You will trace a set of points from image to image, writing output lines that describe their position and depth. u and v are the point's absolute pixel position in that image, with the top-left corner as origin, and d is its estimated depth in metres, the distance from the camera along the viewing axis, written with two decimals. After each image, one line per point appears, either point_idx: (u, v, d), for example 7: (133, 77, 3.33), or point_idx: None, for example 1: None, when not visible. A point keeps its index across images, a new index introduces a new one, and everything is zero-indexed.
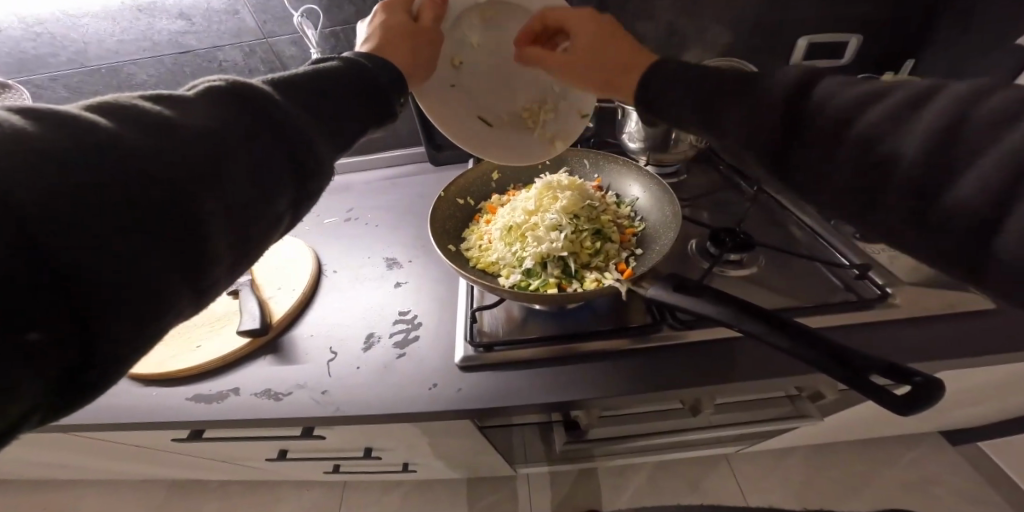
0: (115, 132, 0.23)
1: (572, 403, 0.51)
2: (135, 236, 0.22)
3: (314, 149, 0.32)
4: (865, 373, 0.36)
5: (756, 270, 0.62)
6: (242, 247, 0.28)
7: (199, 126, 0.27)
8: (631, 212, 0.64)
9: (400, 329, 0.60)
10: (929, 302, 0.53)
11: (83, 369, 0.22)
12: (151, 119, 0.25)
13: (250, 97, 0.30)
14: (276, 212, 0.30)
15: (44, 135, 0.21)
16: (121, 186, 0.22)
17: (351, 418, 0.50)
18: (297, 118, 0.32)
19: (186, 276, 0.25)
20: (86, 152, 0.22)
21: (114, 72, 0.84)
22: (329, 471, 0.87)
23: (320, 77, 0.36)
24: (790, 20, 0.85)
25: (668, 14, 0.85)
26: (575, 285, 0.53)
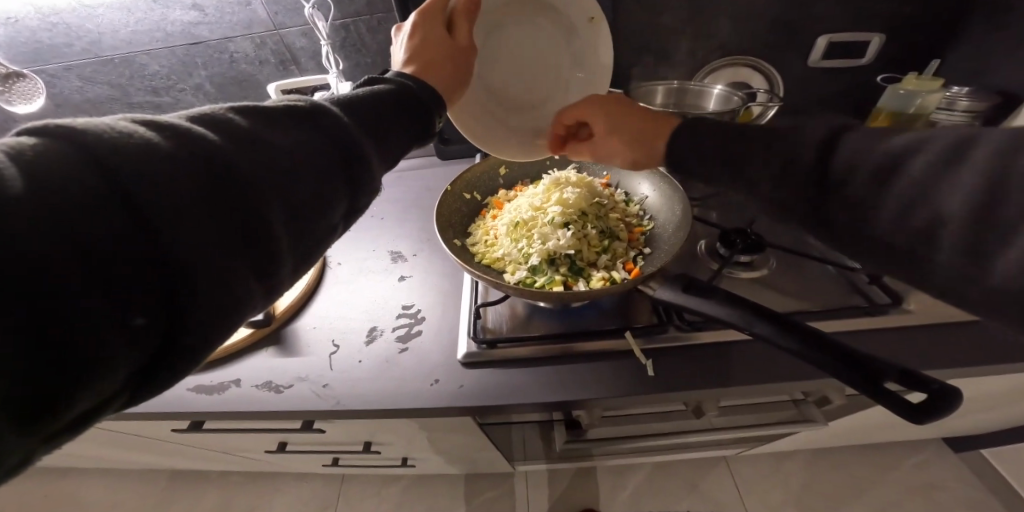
0: (205, 137, 0.24)
1: (574, 403, 0.50)
2: (220, 231, 0.23)
3: (371, 161, 0.33)
4: (879, 379, 0.34)
5: (765, 272, 0.60)
6: (305, 251, 0.29)
7: (274, 135, 0.28)
8: (641, 210, 0.63)
9: (403, 324, 0.60)
10: (946, 309, 0.51)
11: (165, 356, 0.22)
12: (234, 127, 0.26)
13: (316, 112, 0.31)
14: (334, 220, 0.30)
15: (148, 137, 0.22)
16: (208, 183, 0.23)
17: (351, 412, 0.50)
18: (358, 131, 0.32)
19: (257, 275, 0.25)
20: (182, 152, 0.23)
21: (128, 63, 0.85)
22: (329, 464, 0.87)
23: (374, 95, 0.37)
24: (809, 17, 0.83)
25: (683, 10, 0.83)
26: (583, 283, 0.53)
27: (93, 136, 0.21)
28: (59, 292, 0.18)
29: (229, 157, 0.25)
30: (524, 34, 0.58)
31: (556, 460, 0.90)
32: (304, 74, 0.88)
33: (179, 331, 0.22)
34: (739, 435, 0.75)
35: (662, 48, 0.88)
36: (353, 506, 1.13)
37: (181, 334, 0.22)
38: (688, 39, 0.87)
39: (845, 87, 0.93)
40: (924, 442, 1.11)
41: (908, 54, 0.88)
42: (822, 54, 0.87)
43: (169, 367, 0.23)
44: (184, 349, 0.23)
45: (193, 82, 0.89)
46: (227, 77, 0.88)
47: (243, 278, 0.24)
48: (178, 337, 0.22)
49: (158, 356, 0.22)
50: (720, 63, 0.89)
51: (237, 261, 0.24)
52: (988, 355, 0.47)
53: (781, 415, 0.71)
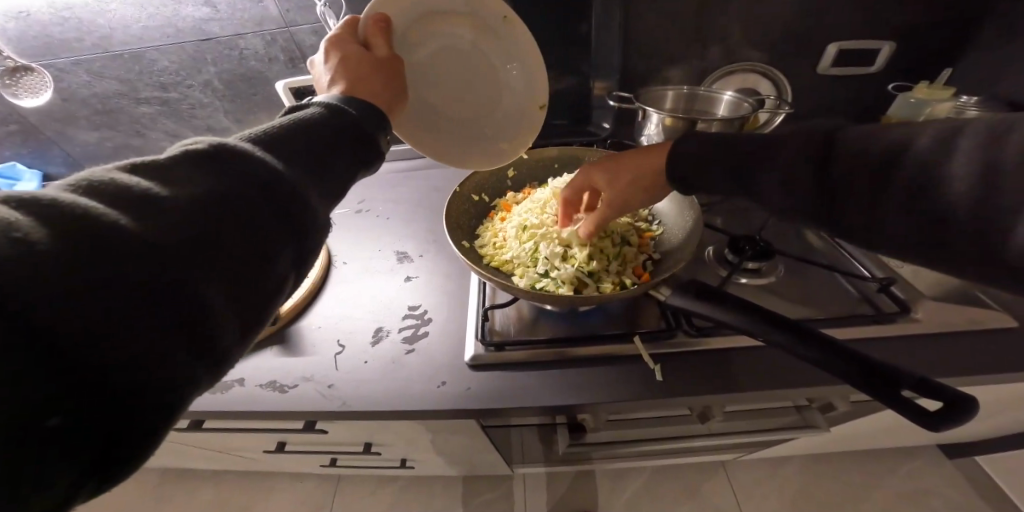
0: (95, 213, 0.21)
1: (582, 406, 0.50)
2: (126, 318, 0.20)
3: (313, 203, 0.30)
4: (897, 385, 0.34)
5: (775, 278, 0.60)
6: (253, 311, 0.26)
7: (190, 194, 0.25)
8: (649, 215, 0.63)
9: (409, 325, 0.60)
10: (956, 318, 0.51)
11: (112, 450, 0.21)
12: (136, 192, 0.23)
13: (238, 158, 0.28)
14: (280, 271, 0.28)
15: (21, 228, 0.19)
16: (103, 267, 0.20)
17: (356, 413, 0.50)
18: (286, 172, 0.29)
19: (193, 350, 0.23)
20: (66, 238, 0.20)
21: (137, 58, 0.85)
22: (327, 464, 0.87)
23: (304, 126, 0.33)
24: (821, 23, 0.83)
25: (695, 14, 0.83)
26: (593, 287, 0.52)
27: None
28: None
29: (127, 230, 0.22)
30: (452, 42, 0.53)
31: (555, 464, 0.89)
32: (313, 71, 0.88)
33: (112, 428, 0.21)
34: (741, 441, 0.75)
35: (673, 51, 0.88)
36: (350, 506, 1.12)
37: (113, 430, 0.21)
38: (698, 43, 0.87)
39: (854, 94, 0.93)
40: (925, 451, 1.10)
41: (919, 62, 0.88)
42: (832, 60, 0.87)
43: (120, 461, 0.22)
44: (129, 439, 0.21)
45: (202, 78, 0.89)
46: (236, 73, 0.89)
47: (170, 361, 0.22)
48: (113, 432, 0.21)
49: (102, 452, 0.21)
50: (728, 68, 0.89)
51: (152, 349, 0.21)
52: (1000, 365, 0.47)
53: (785, 421, 0.71)
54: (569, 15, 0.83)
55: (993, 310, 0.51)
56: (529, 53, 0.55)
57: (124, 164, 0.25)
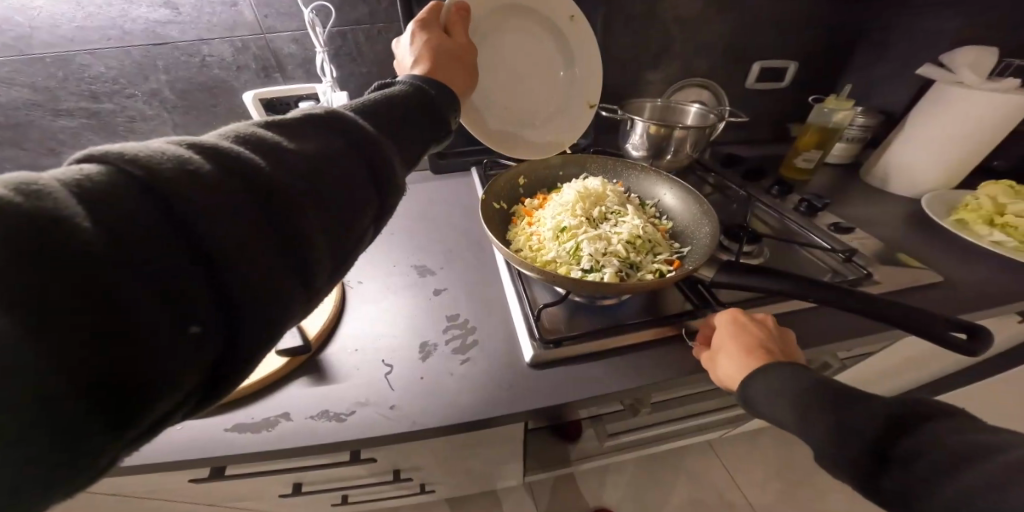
0: (240, 156, 0.28)
1: (643, 388, 0.54)
2: (263, 247, 0.27)
3: (389, 169, 0.37)
4: (930, 324, 0.43)
5: (764, 260, 0.70)
6: (335, 258, 0.33)
7: (299, 150, 0.31)
8: (658, 211, 0.70)
9: (455, 335, 0.59)
10: (901, 277, 0.65)
11: (227, 359, 0.27)
12: (264, 147, 0.30)
13: (338, 122, 0.35)
14: (363, 225, 0.35)
15: (195, 162, 0.26)
16: (247, 202, 0.27)
17: (427, 430, 0.48)
18: (369, 133, 0.36)
19: (295, 276, 0.29)
20: (222, 173, 0.27)
21: (63, 62, 0.71)
22: (338, 505, 0.79)
23: (385, 99, 0.41)
24: (753, 47, 1.01)
25: (658, 37, 0.94)
26: (637, 276, 0.56)
27: (146, 163, 0.24)
28: (125, 318, 0.22)
29: (265, 177, 0.28)
30: (516, 40, 0.62)
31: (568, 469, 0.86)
32: (288, 82, 0.82)
33: (233, 338, 0.27)
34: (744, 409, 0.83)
35: (639, 68, 0.98)
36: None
37: (232, 340, 0.27)
38: (660, 62, 0.98)
39: (775, 106, 1.12)
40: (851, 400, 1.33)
41: (819, 81, 1.11)
42: (757, 77, 1.05)
43: (224, 370, 0.27)
44: (237, 350, 0.27)
45: (148, 87, 0.77)
46: (193, 82, 0.79)
47: (283, 289, 0.28)
48: (229, 344, 0.26)
49: (221, 360, 0.27)
50: (682, 83, 1.02)
51: (275, 273, 0.28)
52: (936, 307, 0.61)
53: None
54: None
55: (923, 269, 0.66)
56: (585, 56, 0.65)
57: (252, 122, 0.32)
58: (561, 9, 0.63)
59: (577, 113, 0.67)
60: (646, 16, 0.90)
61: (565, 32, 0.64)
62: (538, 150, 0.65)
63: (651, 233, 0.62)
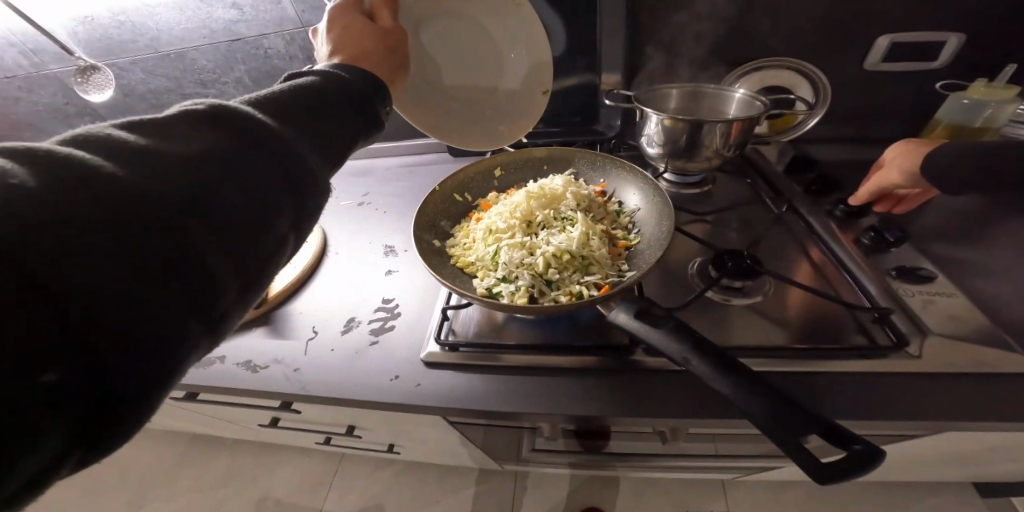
0: (108, 170, 0.24)
1: (523, 415, 0.50)
2: (133, 272, 0.23)
3: (308, 167, 0.33)
4: (805, 430, 0.30)
5: (757, 300, 0.56)
6: (247, 276, 0.28)
7: (182, 150, 0.27)
8: (630, 224, 0.60)
9: (379, 317, 0.63)
10: (952, 360, 0.46)
11: (108, 412, 0.23)
12: (124, 150, 0.25)
13: (231, 117, 0.30)
14: (279, 233, 0.31)
15: (31, 182, 0.21)
16: (104, 225, 0.22)
17: (310, 397, 0.54)
18: (273, 132, 0.32)
19: (194, 305, 0.25)
20: (81, 195, 0.22)
21: (180, 57, 0.93)
22: (323, 441, 0.97)
23: (299, 91, 0.35)
24: (873, 13, 0.71)
25: (716, 9, 0.75)
26: (550, 296, 0.50)
27: None
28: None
29: (130, 187, 0.24)
30: (462, 16, 0.57)
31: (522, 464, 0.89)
32: None
33: (117, 387, 0.22)
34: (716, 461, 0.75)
35: (693, 47, 0.80)
36: (345, 481, 1.22)
37: (117, 390, 0.22)
38: (720, 39, 0.78)
39: (906, 100, 0.80)
40: (949, 486, 1.01)
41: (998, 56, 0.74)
42: (881, 56, 0.75)
43: (112, 418, 0.23)
44: (128, 395, 0.23)
45: (233, 76, 0.95)
46: (262, 71, 0.94)
47: (173, 329, 0.24)
48: (117, 389, 0.22)
49: (97, 414, 0.22)
50: (767, 65, 0.78)
51: (161, 302, 0.24)
52: (990, 413, 0.42)
53: (764, 449, 0.70)
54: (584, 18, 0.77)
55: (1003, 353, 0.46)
56: (535, 40, 0.59)
57: (116, 123, 0.27)
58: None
59: (531, 100, 0.63)
60: None
61: (512, 12, 0.58)
62: (481, 143, 0.64)
63: (592, 249, 0.54)
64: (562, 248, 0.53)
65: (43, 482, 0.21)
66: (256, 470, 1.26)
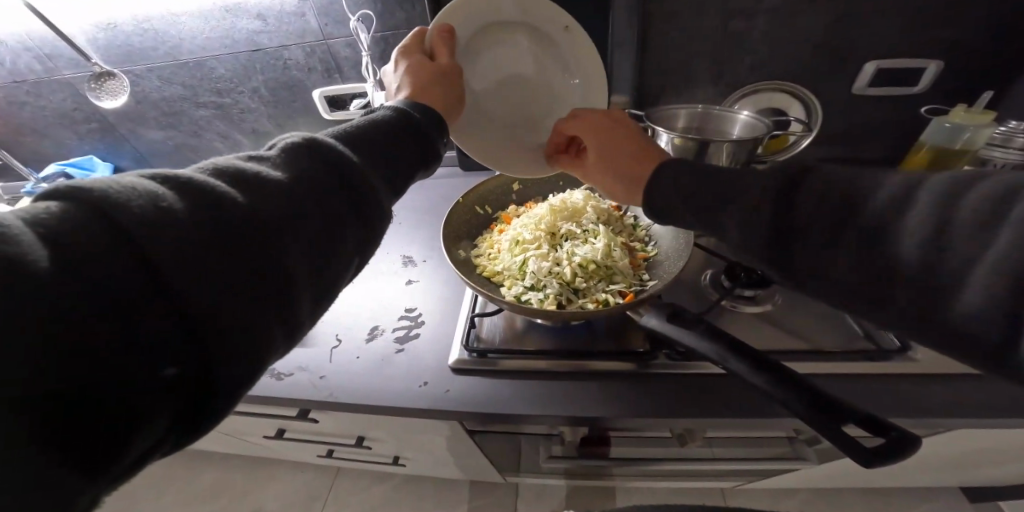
0: (220, 191, 0.26)
1: (552, 419, 0.52)
2: (230, 283, 0.25)
3: (377, 193, 0.34)
4: (841, 419, 0.33)
5: (767, 309, 0.60)
6: (320, 292, 0.30)
7: (277, 177, 0.29)
8: (646, 236, 0.63)
9: (403, 326, 0.64)
10: (949, 362, 0.50)
11: (198, 408, 0.25)
12: (235, 175, 0.28)
13: (319, 146, 0.32)
14: (349, 253, 0.32)
15: (167, 198, 0.24)
16: (211, 239, 0.24)
17: (339, 404, 0.55)
18: (351, 161, 0.33)
19: (277, 318, 0.27)
20: (198, 213, 0.25)
21: (199, 66, 0.93)
22: (325, 453, 0.96)
23: (372, 124, 0.37)
24: (864, 41, 0.77)
25: (719, 35, 0.80)
26: (577, 303, 0.53)
27: (113, 197, 0.23)
28: (96, 353, 0.20)
29: (237, 210, 0.26)
30: (510, 54, 0.61)
31: (529, 473, 0.90)
32: (346, 82, 0.94)
33: (208, 386, 0.24)
34: (723, 467, 0.77)
35: (699, 70, 0.85)
36: (343, 496, 1.19)
37: (208, 389, 0.24)
38: (725, 63, 0.83)
39: (891, 123, 0.87)
40: (934, 487, 1.05)
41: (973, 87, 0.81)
42: (869, 81, 0.81)
43: (201, 415, 0.25)
44: (217, 393, 0.25)
45: (250, 85, 0.97)
46: (280, 81, 0.96)
47: (259, 339, 0.26)
48: (208, 387, 0.24)
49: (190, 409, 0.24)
50: (761, 88, 0.84)
51: (254, 314, 0.25)
52: (989, 409, 0.46)
53: (771, 452, 0.73)
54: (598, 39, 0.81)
55: None
56: (585, 65, 0.62)
57: (233, 153, 0.30)
58: (558, 14, 0.59)
59: None
60: (708, 11, 0.77)
61: (562, 37, 0.61)
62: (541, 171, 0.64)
63: (615, 260, 0.56)
64: (588, 259, 0.56)
65: (143, 461, 0.24)
66: (249, 486, 1.23)
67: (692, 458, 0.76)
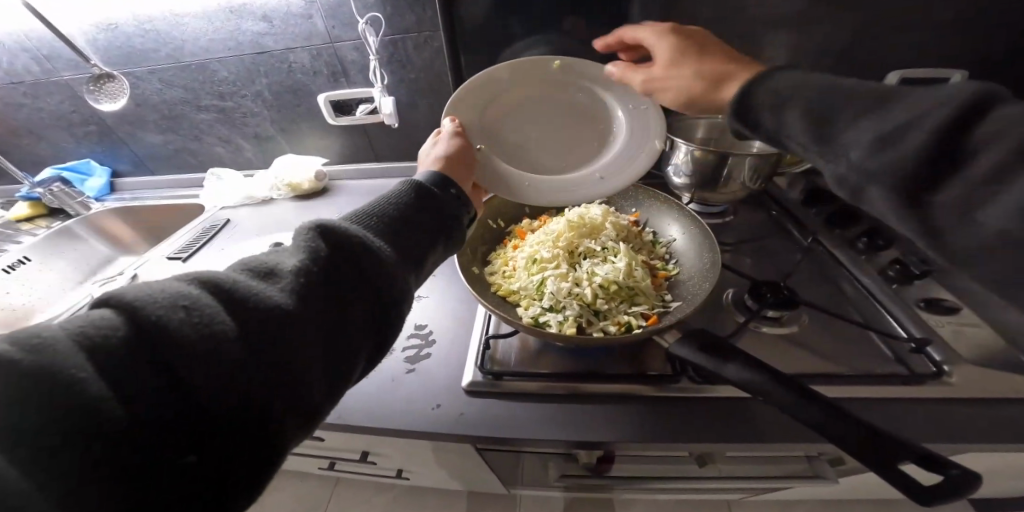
0: (248, 293, 0.28)
1: (571, 445, 0.49)
2: (250, 386, 0.26)
3: (396, 279, 0.34)
4: (899, 459, 0.31)
5: (795, 330, 0.57)
6: (337, 381, 0.31)
7: (301, 273, 0.30)
8: (667, 254, 0.61)
9: (414, 344, 0.61)
10: (989, 385, 0.48)
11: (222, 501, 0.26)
12: (263, 273, 0.29)
13: (341, 235, 0.33)
14: (365, 341, 0.32)
15: (201, 306, 0.26)
16: (234, 335, 0.26)
17: (348, 427, 0.52)
18: (369, 250, 0.33)
19: (296, 415, 0.28)
20: (226, 318, 0.26)
21: (201, 69, 0.91)
22: (327, 467, 0.93)
23: (393, 203, 0.38)
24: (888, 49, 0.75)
25: (738, 42, 0.77)
26: (599, 326, 0.50)
27: (151, 309, 0.24)
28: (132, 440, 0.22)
29: (261, 312, 0.27)
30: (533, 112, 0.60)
31: (538, 489, 0.87)
32: (352, 86, 0.92)
33: (231, 481, 0.25)
34: (740, 486, 0.74)
35: None
36: (344, 508, 1.16)
37: (231, 483, 0.25)
38: None
39: None
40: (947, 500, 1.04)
41: None
42: None
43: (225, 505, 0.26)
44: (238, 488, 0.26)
45: (254, 89, 0.94)
46: (284, 85, 0.93)
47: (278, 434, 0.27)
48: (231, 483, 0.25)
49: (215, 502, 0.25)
50: None
51: (272, 414, 0.26)
52: None
53: (791, 472, 0.71)
54: None
55: None
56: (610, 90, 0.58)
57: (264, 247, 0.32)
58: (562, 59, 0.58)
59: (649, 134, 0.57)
60: (728, 18, 0.75)
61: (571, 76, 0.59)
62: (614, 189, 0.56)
63: (636, 280, 0.54)
64: (609, 279, 0.53)
65: None
66: None
67: (708, 478, 0.74)
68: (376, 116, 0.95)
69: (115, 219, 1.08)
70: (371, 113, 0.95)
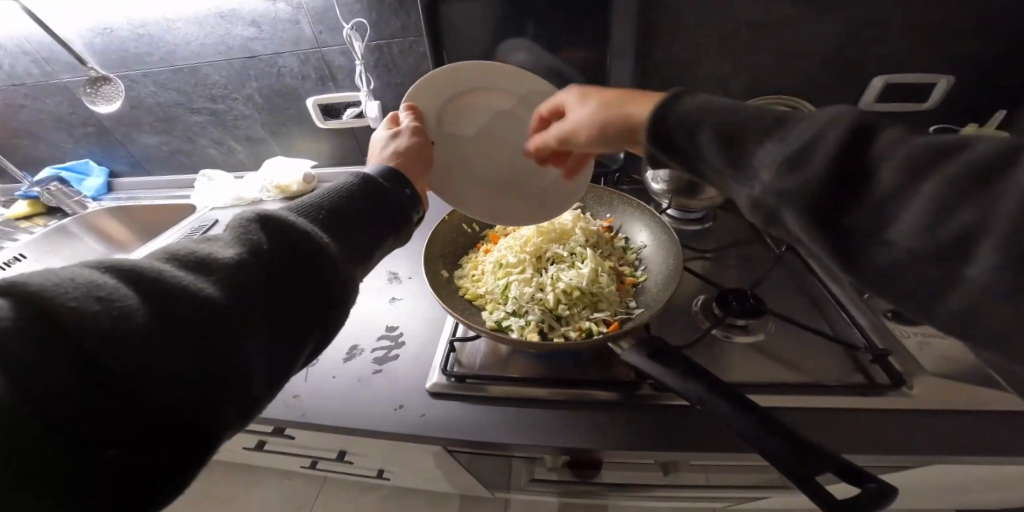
0: (175, 279, 0.26)
1: (527, 449, 0.50)
2: (179, 374, 0.24)
3: (340, 266, 0.34)
4: (817, 469, 0.31)
5: (762, 339, 0.57)
6: (277, 370, 0.30)
7: (235, 260, 0.29)
8: (636, 260, 0.61)
9: (383, 345, 0.62)
10: (949, 397, 0.47)
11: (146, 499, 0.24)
12: (192, 260, 0.28)
13: (281, 223, 0.32)
14: (310, 329, 0.32)
15: (119, 293, 0.24)
16: (162, 325, 0.24)
17: (311, 425, 0.53)
18: (312, 237, 0.33)
19: (232, 404, 0.26)
20: (150, 305, 0.25)
21: (194, 72, 0.93)
22: (307, 465, 0.94)
23: (339, 194, 0.38)
24: (870, 55, 0.74)
25: (719, 48, 0.77)
26: (560, 332, 0.51)
27: (61, 297, 0.23)
28: (39, 442, 0.20)
29: (190, 298, 0.26)
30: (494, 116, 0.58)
31: (514, 492, 0.88)
32: (340, 90, 0.93)
33: (158, 475, 0.24)
34: (711, 494, 0.74)
35: (698, 84, 0.82)
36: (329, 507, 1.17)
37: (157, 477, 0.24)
38: (725, 78, 0.81)
39: None
40: None
41: (982, 104, 0.78)
42: (876, 96, 0.78)
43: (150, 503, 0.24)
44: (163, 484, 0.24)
45: (245, 92, 0.96)
46: (273, 89, 0.95)
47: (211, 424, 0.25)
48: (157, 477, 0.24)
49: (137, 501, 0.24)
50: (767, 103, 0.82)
51: (206, 403, 0.25)
52: (990, 449, 0.43)
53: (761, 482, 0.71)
54: (595, 52, 0.79)
55: (998, 391, 0.47)
56: None
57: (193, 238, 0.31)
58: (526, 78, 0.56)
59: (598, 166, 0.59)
60: (709, 25, 0.75)
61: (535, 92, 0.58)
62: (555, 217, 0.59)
63: (600, 286, 0.54)
64: (573, 285, 0.54)
65: None
66: (235, 493, 1.21)
67: (679, 485, 0.74)
68: (363, 120, 0.96)
69: (110, 217, 1.11)
70: (357, 117, 0.96)
